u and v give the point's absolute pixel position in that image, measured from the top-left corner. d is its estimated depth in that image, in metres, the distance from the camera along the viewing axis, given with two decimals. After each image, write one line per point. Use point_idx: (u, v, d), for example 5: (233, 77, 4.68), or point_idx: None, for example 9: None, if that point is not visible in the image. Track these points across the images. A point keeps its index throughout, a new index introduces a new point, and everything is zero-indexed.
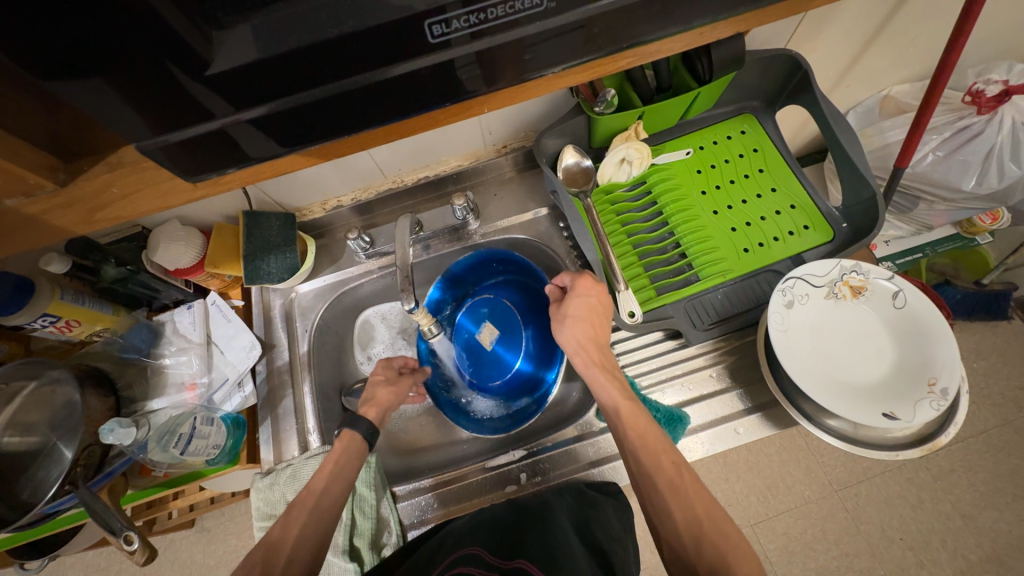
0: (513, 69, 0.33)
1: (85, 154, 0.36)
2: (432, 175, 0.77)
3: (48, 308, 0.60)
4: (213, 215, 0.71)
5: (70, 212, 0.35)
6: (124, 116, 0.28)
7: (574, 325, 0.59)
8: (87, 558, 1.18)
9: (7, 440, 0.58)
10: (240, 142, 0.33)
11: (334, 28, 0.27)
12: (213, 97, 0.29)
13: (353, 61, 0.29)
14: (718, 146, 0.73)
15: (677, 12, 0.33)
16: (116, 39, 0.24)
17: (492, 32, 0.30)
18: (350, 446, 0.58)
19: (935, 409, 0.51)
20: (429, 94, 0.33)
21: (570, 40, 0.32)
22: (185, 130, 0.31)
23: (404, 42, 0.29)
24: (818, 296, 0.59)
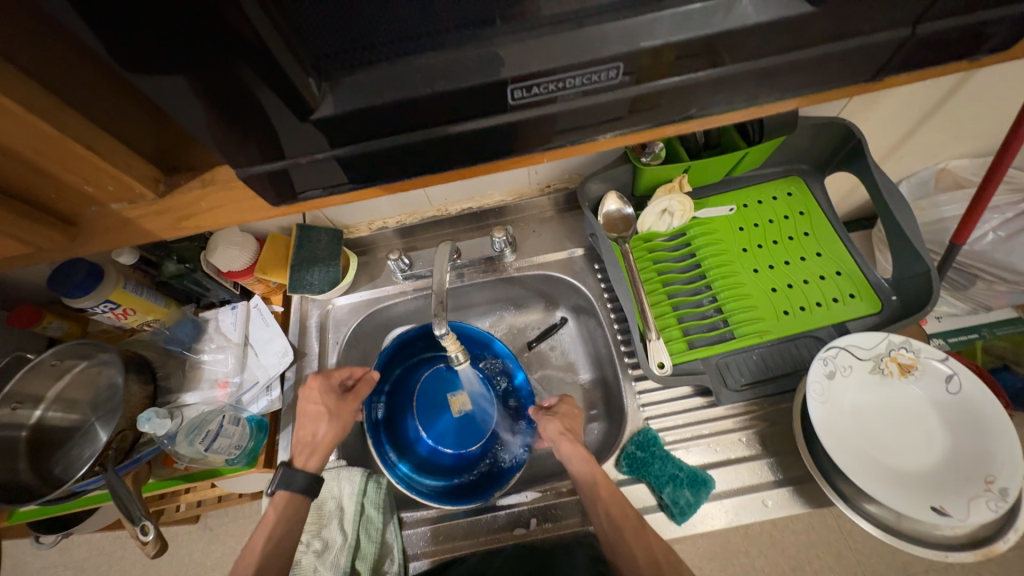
0: (577, 129, 0.35)
1: (185, 169, 0.39)
2: (475, 207, 0.80)
3: (111, 295, 0.64)
4: (269, 225, 0.76)
5: (162, 218, 0.38)
6: (220, 146, 0.31)
7: (557, 418, 0.61)
8: (94, 541, 1.21)
9: (53, 414, 0.65)
10: (310, 178, 0.35)
11: (428, 88, 0.30)
12: (303, 136, 0.31)
13: (433, 116, 0.32)
14: (762, 205, 0.73)
15: (746, 87, 0.34)
16: (230, 88, 0.27)
17: (568, 98, 0.32)
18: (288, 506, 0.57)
19: (992, 510, 0.47)
20: (497, 144, 0.35)
21: (640, 107, 0.34)
22: (264, 164, 0.33)
23: (485, 102, 0.31)
24: (863, 369, 0.57)
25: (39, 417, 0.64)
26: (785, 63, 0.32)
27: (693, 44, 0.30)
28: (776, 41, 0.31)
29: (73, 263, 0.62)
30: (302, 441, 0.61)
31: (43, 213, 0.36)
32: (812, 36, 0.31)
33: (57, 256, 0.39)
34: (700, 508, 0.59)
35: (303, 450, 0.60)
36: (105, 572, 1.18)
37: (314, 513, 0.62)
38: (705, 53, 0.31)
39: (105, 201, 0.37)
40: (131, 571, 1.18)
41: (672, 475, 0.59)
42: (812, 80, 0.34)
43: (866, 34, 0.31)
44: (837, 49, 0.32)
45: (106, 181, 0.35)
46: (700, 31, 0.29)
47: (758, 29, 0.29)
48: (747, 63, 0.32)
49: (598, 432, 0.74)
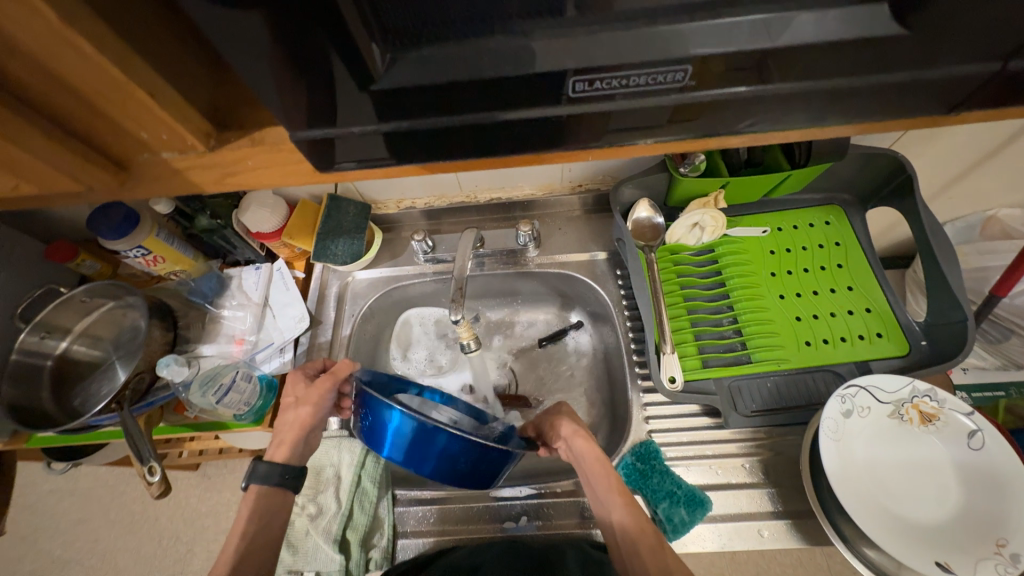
0: (637, 127, 0.34)
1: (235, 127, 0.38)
2: (504, 198, 0.80)
3: (144, 242, 0.66)
4: (301, 191, 0.77)
5: (208, 171, 0.38)
6: (282, 109, 0.31)
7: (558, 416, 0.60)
8: (99, 473, 1.27)
9: (77, 347, 0.70)
10: (361, 150, 0.35)
11: (490, 70, 0.30)
12: (363, 106, 0.31)
13: (489, 99, 0.31)
14: (798, 231, 0.71)
15: (818, 108, 0.33)
16: (299, 48, 0.27)
17: (627, 96, 0.31)
18: (261, 502, 0.53)
19: (1000, 575, 0.45)
20: (548, 139, 0.35)
21: (706, 109, 0.33)
22: (320, 130, 0.32)
23: (544, 91, 0.31)
24: (881, 413, 0.55)
25: (65, 349, 0.69)
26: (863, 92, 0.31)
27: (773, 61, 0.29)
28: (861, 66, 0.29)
29: (113, 205, 0.64)
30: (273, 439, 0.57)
31: (97, 152, 0.36)
32: (898, 65, 0.29)
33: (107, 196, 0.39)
34: (693, 529, 0.59)
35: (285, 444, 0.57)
36: (105, 504, 1.24)
37: (312, 481, 0.64)
38: (784, 69, 0.30)
39: (156, 147, 0.36)
40: (129, 508, 1.23)
41: (669, 491, 0.59)
42: (887, 108, 0.33)
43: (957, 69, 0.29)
44: (920, 77, 0.30)
45: (159, 127, 0.34)
46: (781, 45, 0.28)
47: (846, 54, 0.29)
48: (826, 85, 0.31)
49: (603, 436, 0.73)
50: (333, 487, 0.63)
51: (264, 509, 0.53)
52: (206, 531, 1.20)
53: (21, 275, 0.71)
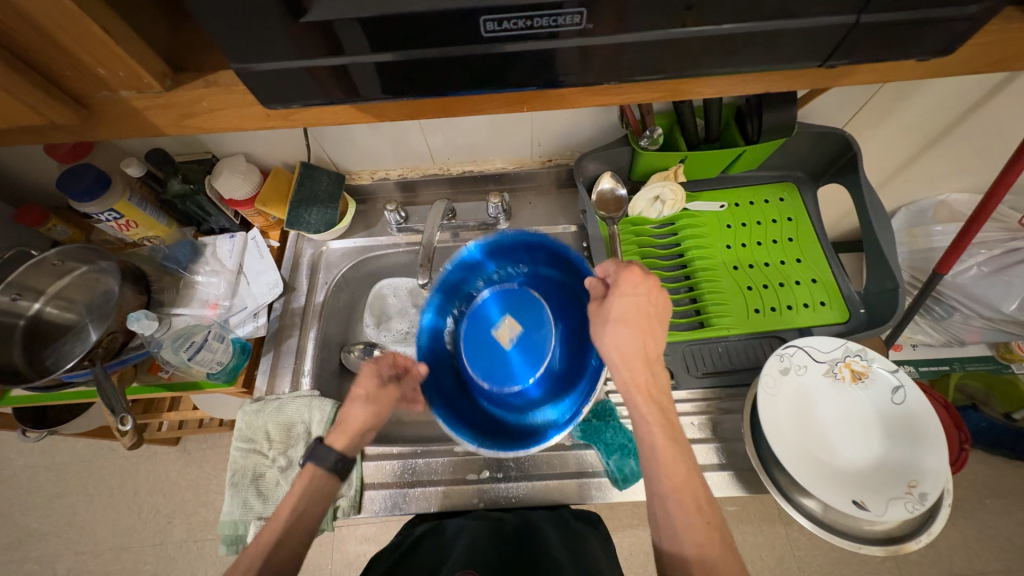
0: (591, 68, 0.33)
1: (193, 70, 0.36)
2: (476, 170, 0.83)
3: (115, 205, 0.67)
4: (274, 159, 0.78)
5: (166, 113, 0.36)
6: (231, 43, 0.29)
7: (616, 328, 0.49)
8: (76, 447, 1.28)
9: (50, 309, 0.71)
10: (307, 93, 0.34)
11: (409, 4, 0.28)
12: (303, 42, 0.30)
13: (427, 39, 0.30)
14: (754, 207, 0.74)
15: (746, 75, 0.36)
16: None
17: (537, 38, 0.31)
18: (313, 483, 0.53)
19: (908, 511, 0.51)
20: (501, 100, 0.37)
21: (651, 52, 0.32)
22: (259, 64, 0.31)
23: (460, 32, 0.30)
24: (816, 371, 0.59)
25: (38, 311, 0.70)
26: (788, 64, 0.34)
27: (704, 38, 0.32)
28: (782, 44, 0.32)
29: (83, 167, 0.65)
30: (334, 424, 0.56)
31: (55, 88, 0.34)
32: (817, 37, 0.32)
33: (71, 137, 0.37)
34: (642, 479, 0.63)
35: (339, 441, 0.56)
36: (84, 477, 1.25)
37: (283, 435, 0.66)
38: (709, 39, 0.32)
39: (113, 85, 0.34)
40: (108, 481, 1.25)
41: (621, 445, 0.64)
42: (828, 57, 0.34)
43: (871, 44, 0.32)
44: (846, 22, 0.31)
45: (113, 62, 0.32)
46: (707, 12, 0.30)
47: (767, 32, 0.31)
48: (753, 59, 0.33)
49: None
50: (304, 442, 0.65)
51: (302, 495, 0.52)
52: (186, 502, 1.22)
53: None
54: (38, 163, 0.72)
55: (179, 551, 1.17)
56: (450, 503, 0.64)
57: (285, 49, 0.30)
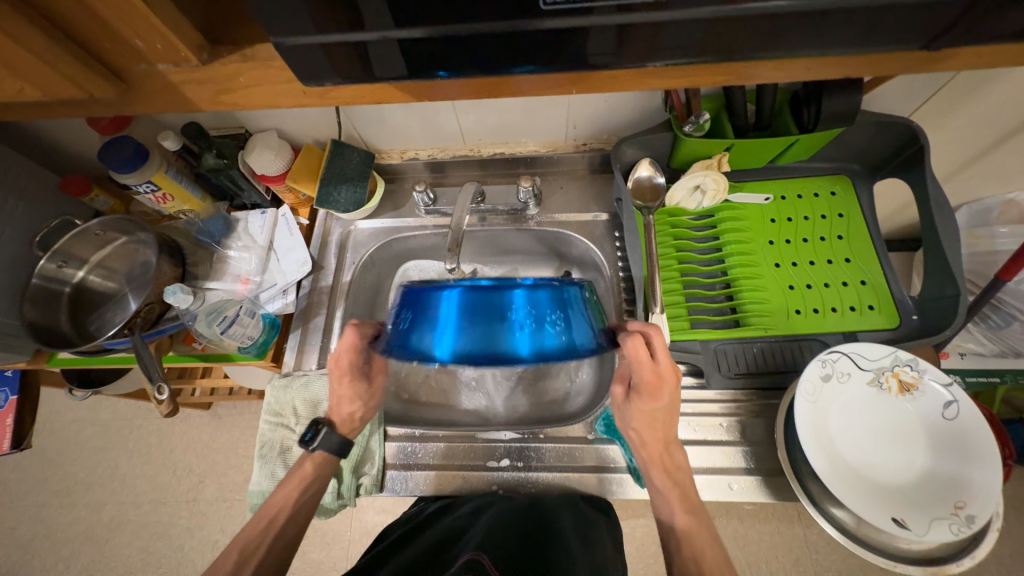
0: (650, 46, 0.30)
1: (230, 43, 0.35)
2: (507, 153, 0.81)
3: (153, 177, 0.68)
4: (306, 136, 0.78)
5: (202, 88, 0.35)
6: (268, 14, 0.28)
7: (635, 420, 0.57)
8: (119, 406, 1.36)
9: (93, 278, 0.74)
10: (346, 69, 0.32)
11: None
12: (344, 15, 0.28)
13: (479, 12, 0.28)
14: (802, 200, 0.70)
15: (825, 57, 0.32)
16: None
17: (600, 13, 0.28)
18: (322, 467, 0.60)
19: (952, 533, 0.48)
20: (546, 80, 0.34)
21: (721, 30, 0.29)
22: (297, 38, 0.29)
23: (514, 5, 0.28)
24: (860, 380, 0.56)
25: (82, 279, 0.73)
26: (872, 45, 0.30)
27: (785, 14, 0.28)
28: (875, 21, 0.28)
29: (124, 139, 0.66)
30: (343, 420, 0.62)
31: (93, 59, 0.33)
32: (918, 13, 0.28)
33: (108, 110, 0.37)
34: None
35: (338, 422, 0.62)
36: (125, 434, 1.33)
37: (309, 409, 0.67)
38: (791, 15, 0.28)
39: (150, 57, 0.33)
40: (146, 439, 1.33)
41: None
42: (925, 35, 0.30)
43: (982, 21, 0.28)
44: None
45: (150, 33, 0.31)
46: None
47: (861, 8, 0.28)
48: (834, 38, 0.30)
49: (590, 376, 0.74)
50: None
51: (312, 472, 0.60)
52: (216, 464, 1.28)
53: (36, 205, 0.73)
54: (80, 134, 0.73)
55: (210, 508, 1.24)
56: (470, 487, 0.64)
57: (327, 22, 0.29)
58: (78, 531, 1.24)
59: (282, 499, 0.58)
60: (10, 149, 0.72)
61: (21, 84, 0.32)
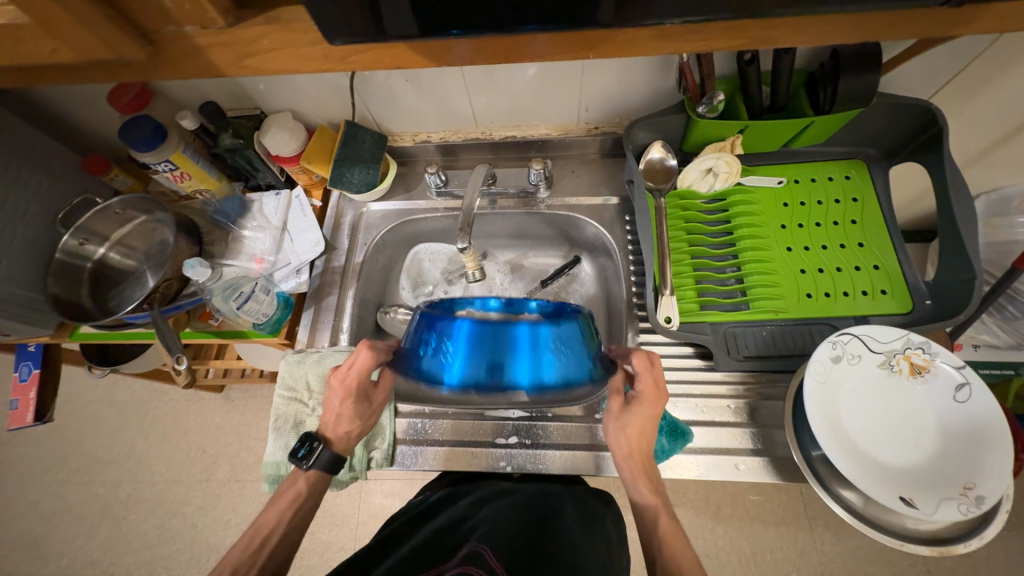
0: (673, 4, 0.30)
1: (253, 6, 0.35)
2: (519, 136, 0.81)
3: (170, 156, 0.70)
4: (320, 117, 0.79)
5: (226, 52, 0.36)
6: None
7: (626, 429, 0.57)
8: (135, 387, 1.39)
9: (113, 255, 0.75)
10: (368, 28, 0.33)
11: None
12: None
13: None
14: (815, 184, 0.69)
15: (851, 17, 0.32)
16: None
17: None
18: (316, 484, 0.60)
19: (960, 513, 0.48)
20: (565, 43, 0.34)
21: None
22: None
23: None
24: (871, 362, 0.55)
25: (102, 256, 0.75)
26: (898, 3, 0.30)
27: None
28: None
29: (142, 119, 0.67)
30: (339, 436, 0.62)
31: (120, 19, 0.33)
32: None
33: (134, 75, 0.38)
34: (673, 457, 0.62)
35: (333, 439, 0.62)
36: (141, 414, 1.36)
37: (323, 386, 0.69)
38: None
39: (176, 18, 0.34)
40: (161, 419, 1.36)
41: None
42: None
43: None
44: None
45: None
46: None
47: None
48: None
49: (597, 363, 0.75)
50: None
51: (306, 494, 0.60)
52: (229, 445, 1.31)
53: (58, 182, 0.75)
54: (100, 113, 0.74)
55: (222, 488, 1.27)
56: (478, 464, 0.65)
57: None
58: (96, 507, 1.28)
59: (276, 516, 0.58)
60: (33, 127, 0.73)
61: (55, 45, 0.33)
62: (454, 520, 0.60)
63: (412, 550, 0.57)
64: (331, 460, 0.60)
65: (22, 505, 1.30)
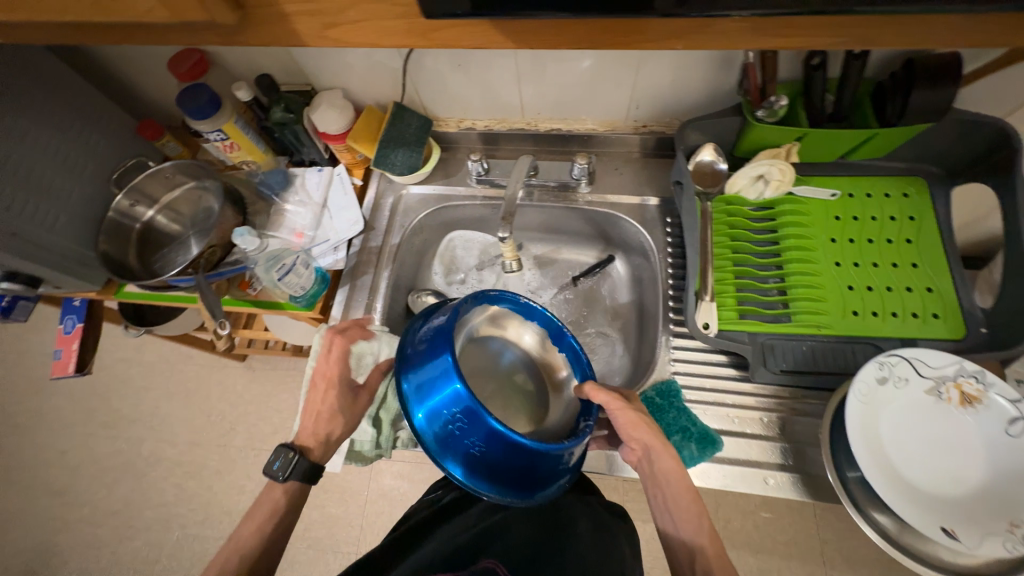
0: None
1: None
2: (563, 129, 0.80)
3: (224, 126, 0.71)
4: (368, 97, 0.79)
5: (311, 19, 0.36)
6: None
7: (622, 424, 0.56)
8: (163, 351, 1.44)
9: (160, 219, 0.77)
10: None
11: None
12: None
13: None
14: (870, 200, 0.67)
15: None
16: None
17: None
18: (295, 492, 0.59)
19: (1005, 549, 0.46)
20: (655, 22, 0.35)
21: None
22: None
23: None
24: (918, 386, 0.54)
25: (151, 218, 0.77)
26: None
27: None
28: None
29: (200, 87, 0.69)
30: (318, 439, 0.60)
31: None
32: None
33: (219, 35, 0.39)
34: (700, 465, 0.60)
35: (314, 444, 0.60)
36: (168, 376, 1.41)
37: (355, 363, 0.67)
38: None
39: None
40: (186, 383, 1.40)
41: (683, 427, 0.61)
42: None
43: None
44: None
45: None
46: None
47: None
48: None
49: (625, 360, 0.78)
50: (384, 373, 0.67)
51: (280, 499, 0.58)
52: (249, 414, 1.34)
53: (114, 144, 0.78)
54: (159, 79, 0.77)
55: (240, 454, 1.30)
56: None
57: None
58: (120, 461, 1.33)
59: (256, 523, 0.56)
60: (95, 89, 0.76)
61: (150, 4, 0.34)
62: (470, 522, 0.62)
63: (433, 551, 0.58)
64: (307, 470, 0.58)
65: (52, 452, 1.36)
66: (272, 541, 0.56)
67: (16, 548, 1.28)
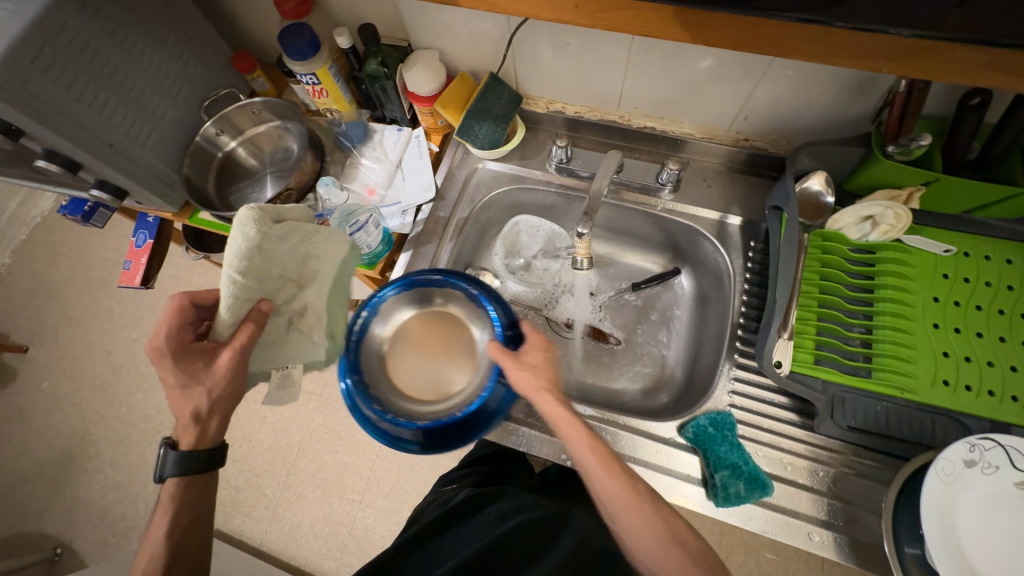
0: None
1: None
2: (657, 129, 0.76)
3: (318, 71, 0.71)
4: (462, 63, 0.77)
5: None
6: None
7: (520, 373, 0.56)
8: (213, 277, 1.49)
9: (240, 152, 0.78)
10: None
11: None
12: None
13: None
14: (992, 263, 0.60)
15: None
16: None
17: None
18: (184, 491, 0.52)
19: None
20: None
21: None
22: None
23: None
24: (1010, 477, 0.49)
25: (231, 150, 0.78)
26: None
27: None
28: None
29: (303, 27, 0.68)
30: (189, 430, 0.51)
31: None
32: None
33: None
34: (744, 505, 0.58)
35: (183, 437, 0.51)
36: None
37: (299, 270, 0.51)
38: None
39: None
40: None
41: (734, 464, 0.58)
42: None
43: None
44: None
45: None
46: None
47: None
48: None
49: (675, 381, 0.75)
50: (319, 284, 0.53)
51: (187, 498, 0.52)
52: None
53: (209, 71, 0.79)
54: (262, 13, 0.76)
55: None
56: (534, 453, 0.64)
57: None
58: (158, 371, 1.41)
59: (160, 529, 0.50)
60: (200, 13, 0.76)
61: None
62: (494, 515, 0.62)
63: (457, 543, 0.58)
64: (179, 464, 0.51)
65: (100, 350, 1.45)
66: (182, 546, 0.50)
67: (57, 430, 1.38)
